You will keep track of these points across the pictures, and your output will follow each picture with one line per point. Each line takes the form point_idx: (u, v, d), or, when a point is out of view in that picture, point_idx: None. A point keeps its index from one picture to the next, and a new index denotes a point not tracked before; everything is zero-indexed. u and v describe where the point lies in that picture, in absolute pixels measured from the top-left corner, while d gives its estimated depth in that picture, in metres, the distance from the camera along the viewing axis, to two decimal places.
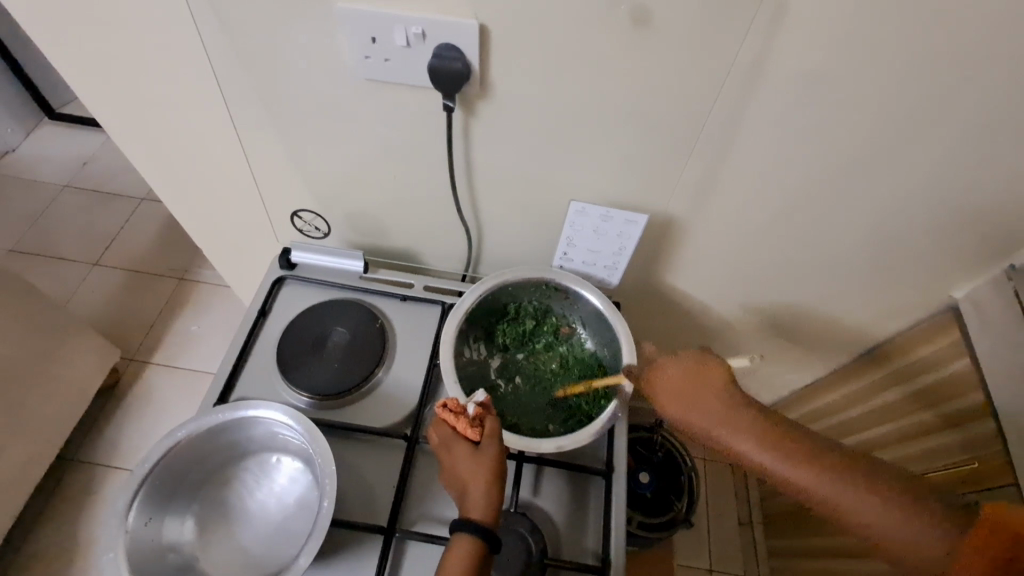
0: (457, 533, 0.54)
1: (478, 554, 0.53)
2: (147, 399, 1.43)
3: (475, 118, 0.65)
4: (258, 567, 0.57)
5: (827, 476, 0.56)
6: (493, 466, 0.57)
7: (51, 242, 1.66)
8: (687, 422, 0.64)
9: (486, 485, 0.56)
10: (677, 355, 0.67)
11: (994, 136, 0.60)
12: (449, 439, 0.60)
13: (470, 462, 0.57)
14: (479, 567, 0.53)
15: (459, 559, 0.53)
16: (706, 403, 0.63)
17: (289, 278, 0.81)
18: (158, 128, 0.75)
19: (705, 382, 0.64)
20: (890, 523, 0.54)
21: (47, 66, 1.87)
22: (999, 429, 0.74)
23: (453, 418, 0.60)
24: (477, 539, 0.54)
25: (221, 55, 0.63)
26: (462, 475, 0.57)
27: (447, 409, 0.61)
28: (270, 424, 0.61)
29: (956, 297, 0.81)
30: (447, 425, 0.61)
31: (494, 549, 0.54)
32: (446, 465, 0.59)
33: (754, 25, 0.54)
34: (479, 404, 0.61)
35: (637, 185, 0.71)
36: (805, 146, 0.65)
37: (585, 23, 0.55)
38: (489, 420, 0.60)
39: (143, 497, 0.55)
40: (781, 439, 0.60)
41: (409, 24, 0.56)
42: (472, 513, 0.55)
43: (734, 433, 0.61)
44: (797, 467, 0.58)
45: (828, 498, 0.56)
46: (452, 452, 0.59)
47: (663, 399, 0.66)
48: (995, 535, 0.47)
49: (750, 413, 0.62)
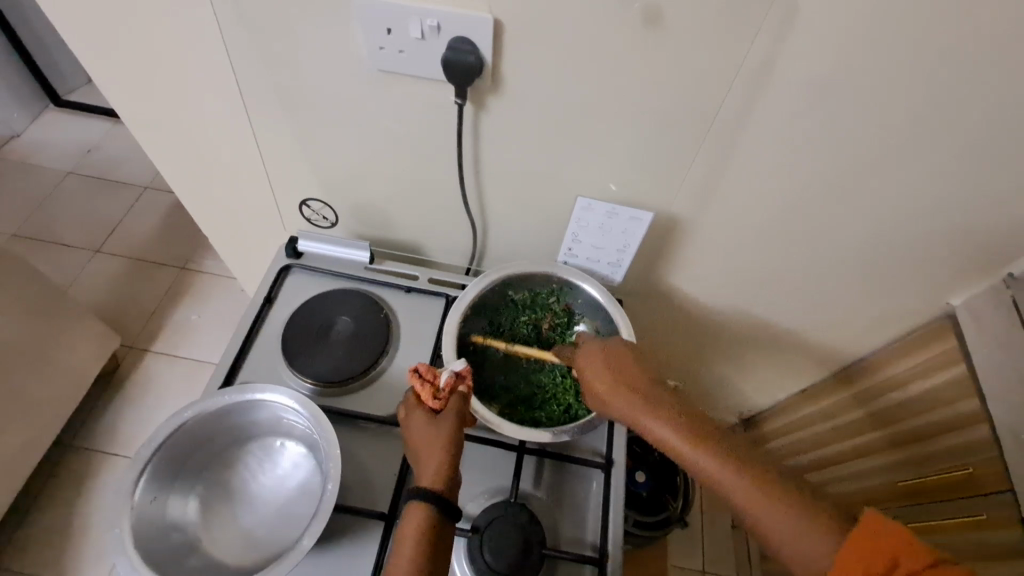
0: (410, 500, 0.54)
1: (431, 519, 0.53)
2: (146, 386, 1.43)
3: (486, 112, 0.66)
4: (260, 550, 0.57)
5: (742, 481, 0.55)
6: (449, 434, 0.58)
7: (53, 228, 1.66)
8: (605, 398, 0.65)
9: (440, 451, 0.57)
10: (597, 343, 0.69)
11: (995, 145, 0.61)
12: (413, 409, 0.61)
13: (427, 432, 0.59)
14: (434, 534, 0.53)
15: (413, 526, 0.53)
16: (629, 383, 0.64)
17: (295, 267, 0.81)
18: (171, 112, 0.76)
19: (626, 365, 0.66)
20: (782, 529, 0.52)
21: (53, 53, 1.87)
22: (994, 434, 0.74)
23: (420, 383, 0.62)
24: (431, 504, 0.54)
25: (238, 42, 0.63)
26: (418, 443, 0.58)
27: (416, 375, 0.62)
28: (277, 408, 0.62)
29: (953, 304, 0.83)
30: (414, 395, 0.62)
31: (450, 517, 0.54)
32: (407, 438, 0.60)
33: (763, 28, 0.55)
34: (452, 374, 0.62)
35: (642, 184, 0.72)
36: (810, 149, 0.66)
37: (598, 20, 0.55)
38: (457, 394, 0.61)
39: (149, 475, 0.56)
40: (704, 437, 0.58)
41: (425, 17, 0.57)
42: (425, 482, 0.56)
43: (650, 415, 0.61)
44: (716, 464, 0.56)
45: (732, 494, 0.55)
46: (412, 423, 0.60)
47: (586, 376, 0.67)
48: (879, 549, 0.46)
49: (666, 400, 0.63)
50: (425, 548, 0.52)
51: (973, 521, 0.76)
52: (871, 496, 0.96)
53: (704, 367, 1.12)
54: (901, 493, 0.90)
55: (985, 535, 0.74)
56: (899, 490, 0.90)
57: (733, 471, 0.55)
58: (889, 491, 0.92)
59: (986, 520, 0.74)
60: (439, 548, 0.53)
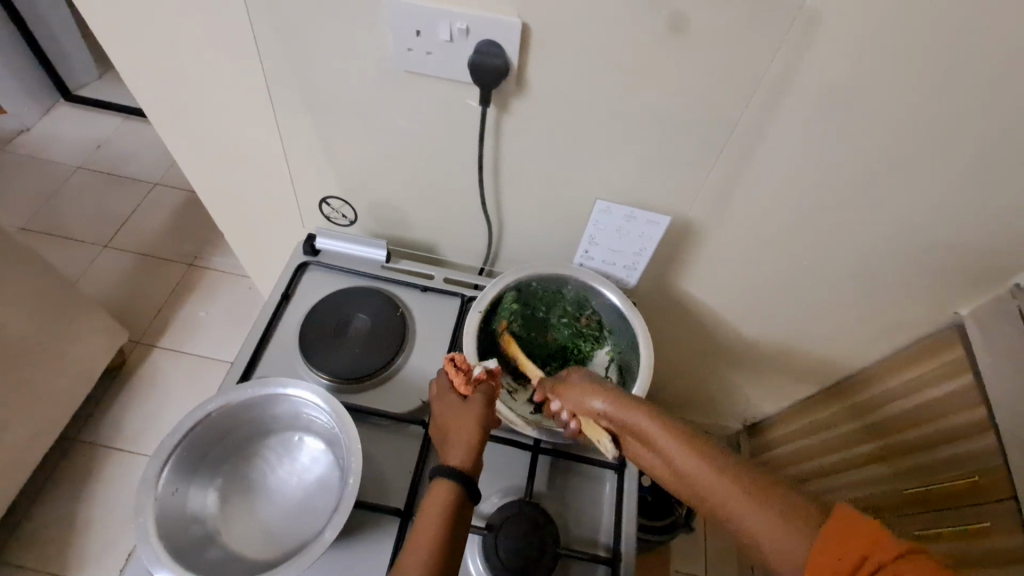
0: (438, 477, 0.55)
1: (457, 500, 0.53)
2: (153, 381, 1.44)
3: (508, 115, 0.67)
4: (278, 544, 0.58)
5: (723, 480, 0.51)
6: (480, 421, 0.59)
7: (62, 222, 1.67)
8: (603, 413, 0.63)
9: (471, 436, 0.57)
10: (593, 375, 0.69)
11: (1008, 158, 0.62)
12: (445, 392, 0.62)
13: (457, 412, 0.60)
14: (458, 513, 0.53)
15: (439, 503, 0.53)
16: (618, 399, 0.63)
17: (312, 264, 0.82)
18: (194, 107, 0.77)
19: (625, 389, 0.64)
20: (759, 526, 0.48)
21: (66, 47, 1.88)
22: (1000, 444, 0.75)
23: (456, 371, 0.63)
24: (459, 485, 0.54)
25: (266, 40, 0.64)
26: (447, 422, 0.59)
27: (453, 363, 0.64)
28: (298, 402, 0.62)
29: (962, 314, 0.83)
30: (447, 379, 0.64)
31: (472, 496, 0.55)
32: (435, 418, 0.61)
33: (786, 38, 0.56)
34: (486, 369, 0.64)
35: (659, 189, 0.73)
36: (827, 158, 0.67)
37: (624, 26, 0.56)
38: (488, 385, 0.63)
39: (172, 466, 0.56)
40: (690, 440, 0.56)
41: (454, 20, 0.58)
42: (452, 459, 0.56)
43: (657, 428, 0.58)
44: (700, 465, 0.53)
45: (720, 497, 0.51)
46: (444, 403, 0.61)
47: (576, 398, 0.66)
48: (849, 546, 0.42)
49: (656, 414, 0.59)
50: (447, 519, 0.52)
51: (979, 529, 0.77)
52: (874, 503, 0.96)
53: (712, 373, 1.13)
54: (905, 501, 0.90)
55: (988, 542, 0.75)
56: (902, 498, 0.91)
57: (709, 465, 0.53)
58: (891, 499, 0.93)
59: (991, 528, 0.75)
60: (460, 528, 0.53)
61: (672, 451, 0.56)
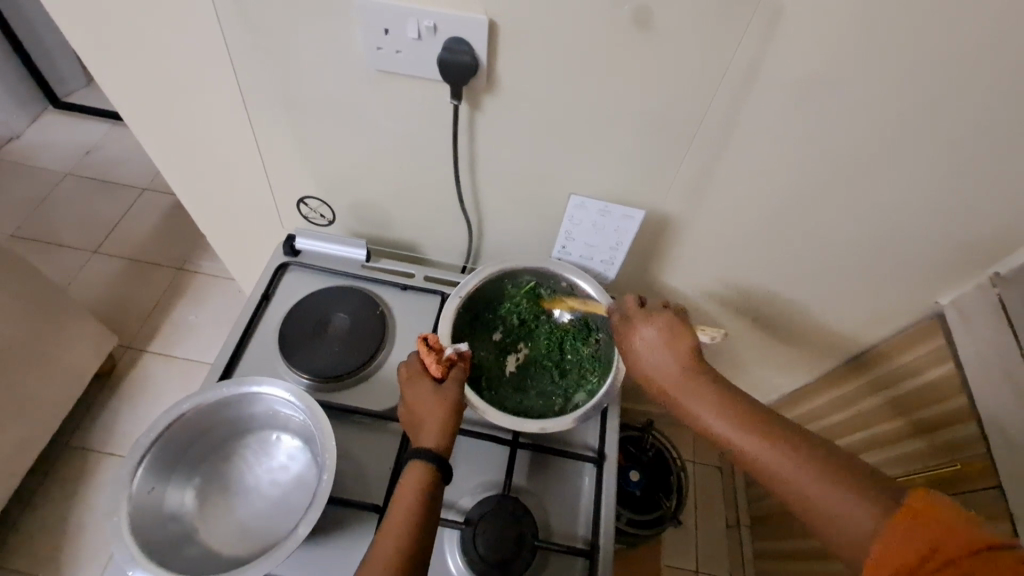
0: (413, 461, 0.55)
1: (431, 482, 0.54)
2: (144, 384, 1.44)
3: (480, 112, 0.67)
4: (255, 541, 0.58)
5: (780, 453, 0.52)
6: (452, 404, 0.60)
7: (51, 229, 1.67)
8: (659, 375, 0.62)
9: (444, 418, 0.58)
10: (652, 312, 0.67)
11: (976, 145, 0.63)
12: (417, 373, 0.62)
13: (430, 395, 0.60)
14: (432, 495, 0.54)
15: (414, 487, 0.54)
16: (678, 357, 0.62)
17: (293, 264, 0.82)
18: (170, 110, 0.77)
19: (678, 337, 0.63)
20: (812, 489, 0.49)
21: (51, 54, 1.88)
22: (981, 430, 0.75)
23: (428, 352, 0.63)
24: (434, 468, 0.55)
25: (237, 42, 0.64)
26: (420, 406, 0.60)
27: (426, 344, 0.64)
28: (272, 401, 0.63)
29: (942, 303, 0.84)
30: (418, 361, 0.64)
31: (445, 480, 0.56)
32: (406, 401, 0.61)
33: (750, 30, 0.56)
34: (456, 351, 0.64)
35: (634, 183, 0.74)
36: (798, 150, 0.67)
37: (589, 21, 0.57)
38: (459, 367, 0.63)
39: (148, 464, 0.57)
40: (749, 414, 0.55)
41: (421, 18, 0.58)
42: (425, 442, 0.57)
43: (715, 409, 0.57)
44: (754, 437, 0.53)
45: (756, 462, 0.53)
46: (416, 386, 0.61)
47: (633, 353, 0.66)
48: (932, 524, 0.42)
49: (710, 381, 0.59)
50: (421, 504, 0.53)
51: None
52: None
53: None
54: None
55: None
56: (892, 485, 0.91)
57: (763, 442, 0.53)
58: None
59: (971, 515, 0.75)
60: (434, 511, 0.54)
61: (719, 429, 0.56)
